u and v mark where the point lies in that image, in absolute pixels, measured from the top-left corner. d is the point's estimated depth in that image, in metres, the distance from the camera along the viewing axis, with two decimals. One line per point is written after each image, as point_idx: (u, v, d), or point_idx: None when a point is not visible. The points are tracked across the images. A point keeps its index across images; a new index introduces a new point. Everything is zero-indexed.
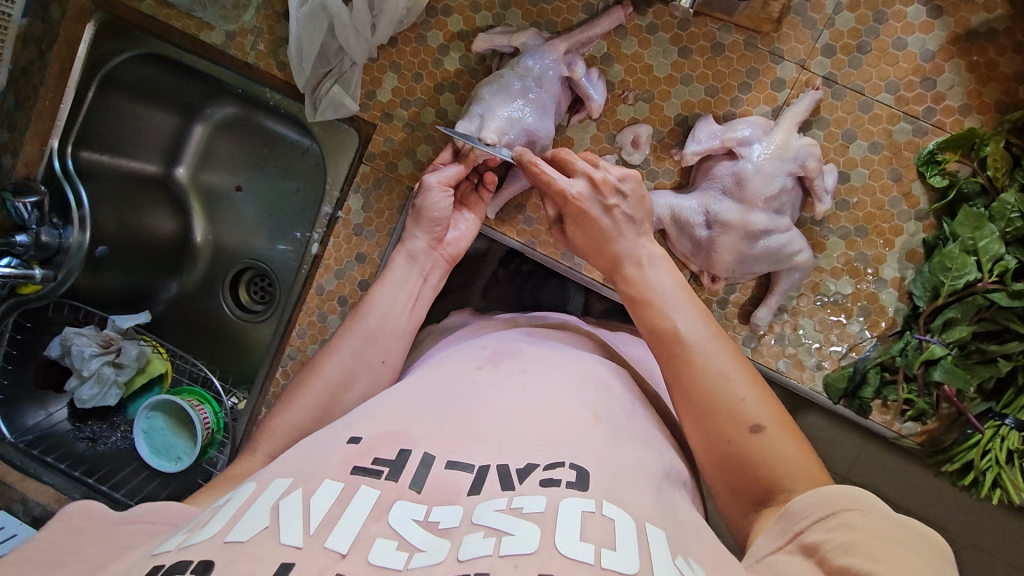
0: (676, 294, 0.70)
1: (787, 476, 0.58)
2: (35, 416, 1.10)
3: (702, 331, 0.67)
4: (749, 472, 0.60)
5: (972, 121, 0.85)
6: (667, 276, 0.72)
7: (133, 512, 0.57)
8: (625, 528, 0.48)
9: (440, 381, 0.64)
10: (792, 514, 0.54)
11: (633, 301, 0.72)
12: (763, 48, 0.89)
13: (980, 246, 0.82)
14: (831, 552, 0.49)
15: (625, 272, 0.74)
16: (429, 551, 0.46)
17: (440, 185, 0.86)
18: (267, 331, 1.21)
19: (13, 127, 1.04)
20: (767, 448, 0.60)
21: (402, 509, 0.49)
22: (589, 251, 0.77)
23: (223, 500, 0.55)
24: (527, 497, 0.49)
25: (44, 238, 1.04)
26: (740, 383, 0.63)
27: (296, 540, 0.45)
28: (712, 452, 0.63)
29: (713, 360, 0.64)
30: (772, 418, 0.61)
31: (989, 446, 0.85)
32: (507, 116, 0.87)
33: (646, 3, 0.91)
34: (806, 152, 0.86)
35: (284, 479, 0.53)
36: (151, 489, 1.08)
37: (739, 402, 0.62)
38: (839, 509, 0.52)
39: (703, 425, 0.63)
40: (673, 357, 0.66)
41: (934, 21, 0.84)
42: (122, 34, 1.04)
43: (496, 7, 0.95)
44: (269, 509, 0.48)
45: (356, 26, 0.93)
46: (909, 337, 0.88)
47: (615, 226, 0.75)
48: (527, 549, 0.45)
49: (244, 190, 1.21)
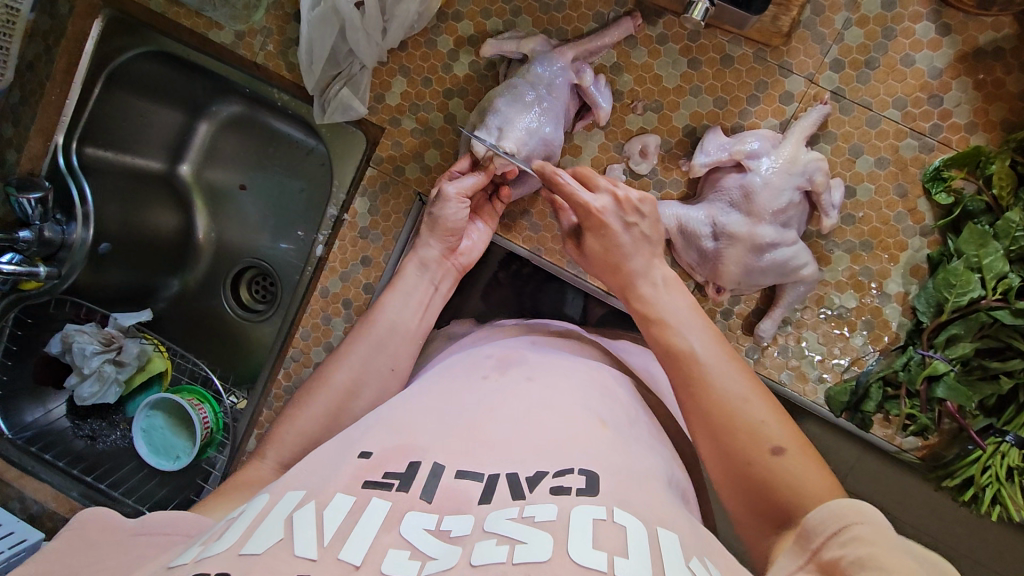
0: (688, 314, 0.70)
1: (811, 501, 0.58)
2: (33, 413, 1.09)
3: (717, 353, 0.67)
4: (770, 495, 0.60)
5: (978, 139, 0.86)
6: (677, 295, 0.72)
7: (148, 524, 0.57)
8: (636, 534, 0.48)
9: (448, 390, 0.64)
10: (808, 531, 0.55)
11: (646, 320, 0.72)
12: (772, 61, 0.90)
13: (985, 264, 0.82)
14: (848, 567, 0.49)
15: (638, 291, 0.74)
16: (441, 558, 0.46)
17: (460, 197, 0.86)
18: (269, 331, 1.21)
19: (18, 122, 1.04)
20: (790, 471, 0.60)
21: (413, 519, 0.49)
22: (603, 266, 0.78)
23: (236, 511, 0.55)
24: (538, 505, 0.49)
25: (47, 234, 1.04)
26: (758, 405, 0.63)
27: (310, 553, 0.45)
28: (732, 474, 0.63)
29: (729, 382, 0.65)
30: (792, 442, 0.62)
31: (990, 462, 0.85)
32: (525, 127, 0.87)
33: (656, 14, 0.91)
34: (814, 167, 0.86)
35: (298, 491, 0.53)
36: (150, 488, 1.08)
37: (759, 424, 0.62)
38: (853, 523, 0.52)
39: (724, 448, 0.63)
40: (687, 378, 0.66)
41: (943, 39, 0.85)
42: (130, 30, 1.03)
43: (506, 14, 0.95)
44: (284, 521, 0.48)
45: (366, 29, 0.93)
46: (912, 351, 0.88)
47: (634, 243, 0.75)
48: (541, 556, 0.45)
49: (248, 188, 1.20)
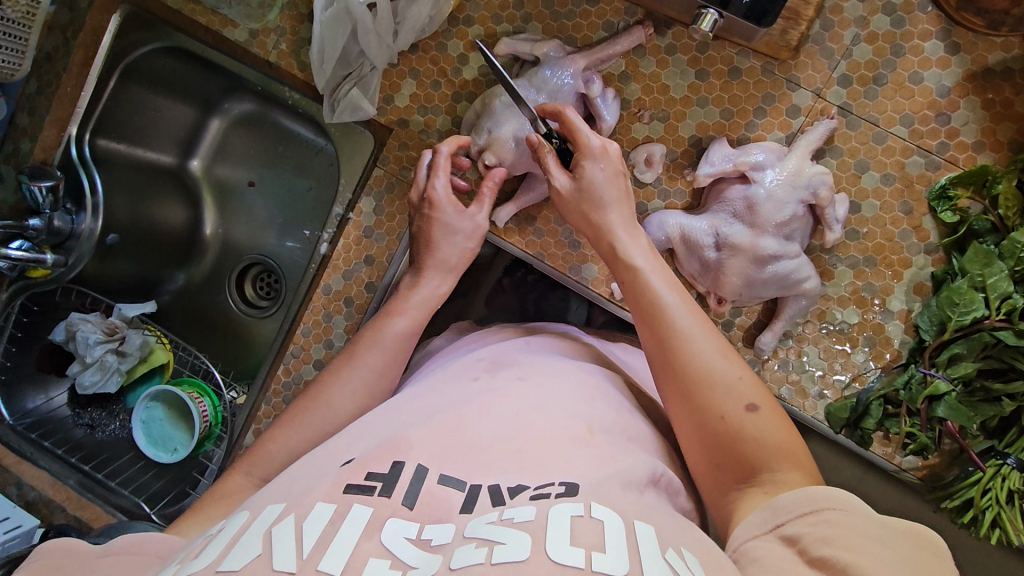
0: (665, 273, 0.75)
1: (773, 459, 0.60)
2: (34, 400, 1.10)
3: (696, 317, 0.69)
4: (738, 453, 0.61)
5: (985, 158, 0.86)
6: (651, 256, 0.77)
7: (113, 547, 0.57)
8: (615, 529, 0.48)
9: (441, 392, 0.66)
10: (775, 507, 0.55)
11: (625, 276, 0.75)
12: (779, 75, 0.90)
13: (989, 283, 0.82)
14: (811, 544, 0.50)
15: (622, 250, 0.77)
16: (421, 567, 0.45)
17: (477, 228, 0.91)
18: (271, 328, 1.22)
19: (33, 112, 1.05)
20: (762, 428, 0.62)
21: (394, 527, 0.49)
22: (575, 209, 0.82)
23: (216, 528, 0.55)
24: (517, 508, 0.49)
25: (56, 223, 1.05)
26: (735, 365, 0.66)
27: (289, 566, 0.45)
28: (699, 428, 0.64)
29: (709, 343, 0.67)
30: (765, 401, 0.64)
31: (990, 484, 0.84)
32: (514, 132, 0.90)
33: (666, 24, 0.91)
34: (818, 180, 0.86)
35: (276, 505, 0.52)
36: (145, 480, 1.08)
37: (736, 381, 0.65)
38: (822, 507, 0.53)
39: (698, 403, 0.64)
40: (668, 333, 0.68)
41: (952, 58, 0.85)
42: (146, 25, 1.04)
43: (517, 20, 0.96)
44: (261, 538, 0.48)
45: (378, 31, 0.94)
46: (914, 370, 0.87)
47: (620, 189, 0.81)
48: (519, 555, 0.44)
49: (257, 185, 1.22)
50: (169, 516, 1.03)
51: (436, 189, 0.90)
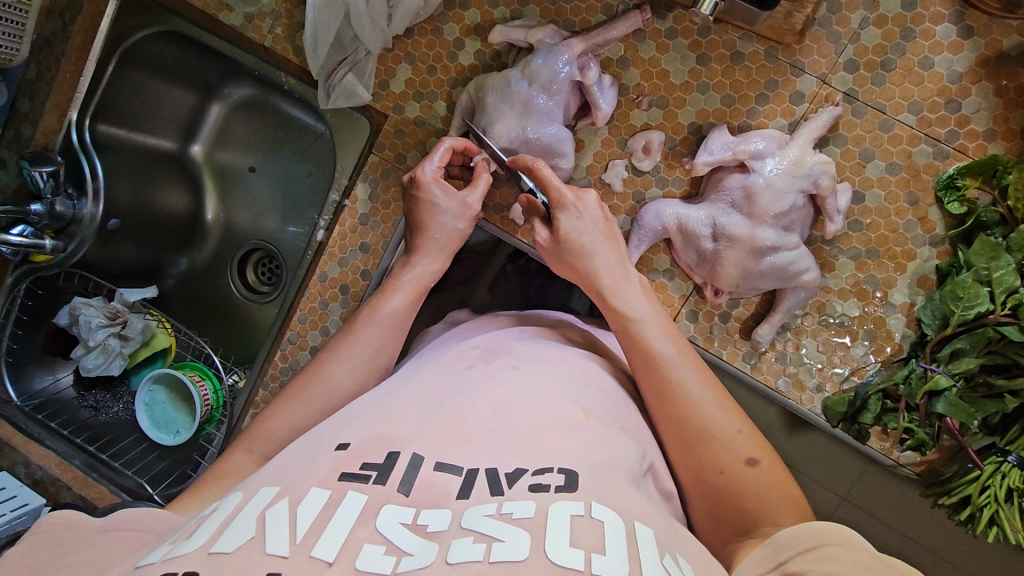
0: (655, 319, 0.73)
1: (775, 513, 0.60)
2: (42, 381, 1.12)
3: (689, 365, 0.69)
4: (741, 506, 0.61)
5: (996, 147, 0.83)
6: (642, 300, 0.75)
7: (118, 525, 0.58)
8: (614, 530, 0.48)
9: (434, 378, 0.66)
10: (779, 544, 0.55)
11: (617, 322, 0.74)
12: (784, 60, 0.87)
13: (995, 277, 0.79)
14: None
15: (614, 296, 0.75)
16: (417, 555, 0.45)
17: (467, 209, 0.87)
18: (272, 312, 1.23)
19: (33, 97, 1.05)
20: (761, 483, 0.62)
21: (391, 513, 0.49)
22: (562, 258, 0.81)
23: (210, 509, 0.55)
24: (516, 502, 0.49)
25: (58, 208, 1.06)
26: (731, 418, 0.66)
27: (282, 550, 0.45)
28: (699, 482, 0.64)
29: (703, 394, 0.66)
30: (764, 454, 0.64)
31: (989, 482, 0.83)
32: (508, 133, 0.91)
33: (666, 7, 0.89)
34: (820, 170, 0.84)
35: (271, 488, 0.52)
36: (149, 460, 1.10)
37: (734, 435, 0.64)
38: (826, 543, 0.52)
39: (697, 457, 0.64)
40: (664, 385, 0.67)
41: (964, 42, 0.82)
42: (144, 10, 1.04)
43: (514, 3, 0.94)
44: (256, 520, 0.48)
45: (372, 15, 0.93)
46: (914, 364, 0.86)
47: (603, 239, 0.79)
48: (518, 556, 0.44)
49: (258, 170, 1.22)
50: (171, 496, 1.05)
51: (426, 171, 0.87)
